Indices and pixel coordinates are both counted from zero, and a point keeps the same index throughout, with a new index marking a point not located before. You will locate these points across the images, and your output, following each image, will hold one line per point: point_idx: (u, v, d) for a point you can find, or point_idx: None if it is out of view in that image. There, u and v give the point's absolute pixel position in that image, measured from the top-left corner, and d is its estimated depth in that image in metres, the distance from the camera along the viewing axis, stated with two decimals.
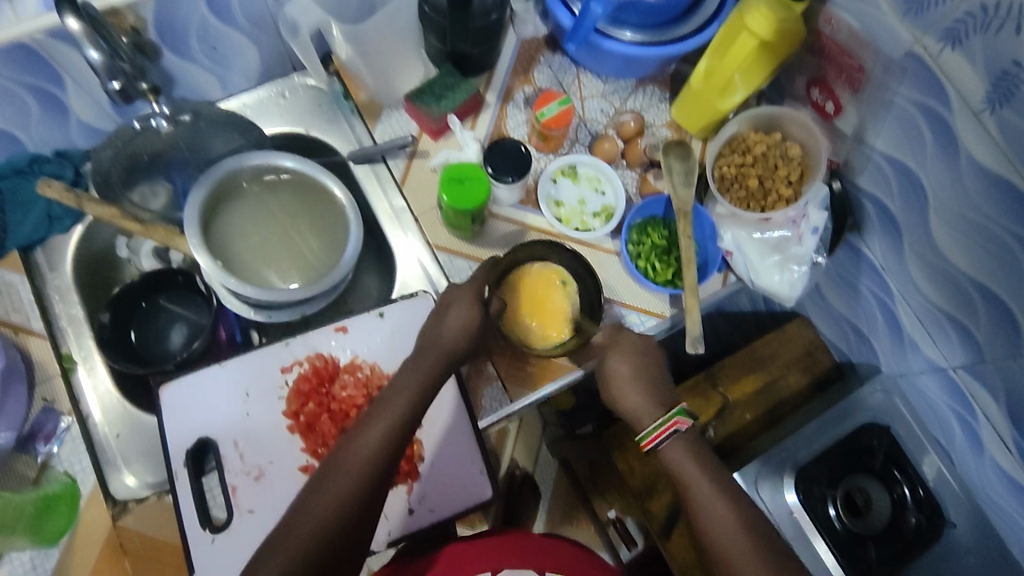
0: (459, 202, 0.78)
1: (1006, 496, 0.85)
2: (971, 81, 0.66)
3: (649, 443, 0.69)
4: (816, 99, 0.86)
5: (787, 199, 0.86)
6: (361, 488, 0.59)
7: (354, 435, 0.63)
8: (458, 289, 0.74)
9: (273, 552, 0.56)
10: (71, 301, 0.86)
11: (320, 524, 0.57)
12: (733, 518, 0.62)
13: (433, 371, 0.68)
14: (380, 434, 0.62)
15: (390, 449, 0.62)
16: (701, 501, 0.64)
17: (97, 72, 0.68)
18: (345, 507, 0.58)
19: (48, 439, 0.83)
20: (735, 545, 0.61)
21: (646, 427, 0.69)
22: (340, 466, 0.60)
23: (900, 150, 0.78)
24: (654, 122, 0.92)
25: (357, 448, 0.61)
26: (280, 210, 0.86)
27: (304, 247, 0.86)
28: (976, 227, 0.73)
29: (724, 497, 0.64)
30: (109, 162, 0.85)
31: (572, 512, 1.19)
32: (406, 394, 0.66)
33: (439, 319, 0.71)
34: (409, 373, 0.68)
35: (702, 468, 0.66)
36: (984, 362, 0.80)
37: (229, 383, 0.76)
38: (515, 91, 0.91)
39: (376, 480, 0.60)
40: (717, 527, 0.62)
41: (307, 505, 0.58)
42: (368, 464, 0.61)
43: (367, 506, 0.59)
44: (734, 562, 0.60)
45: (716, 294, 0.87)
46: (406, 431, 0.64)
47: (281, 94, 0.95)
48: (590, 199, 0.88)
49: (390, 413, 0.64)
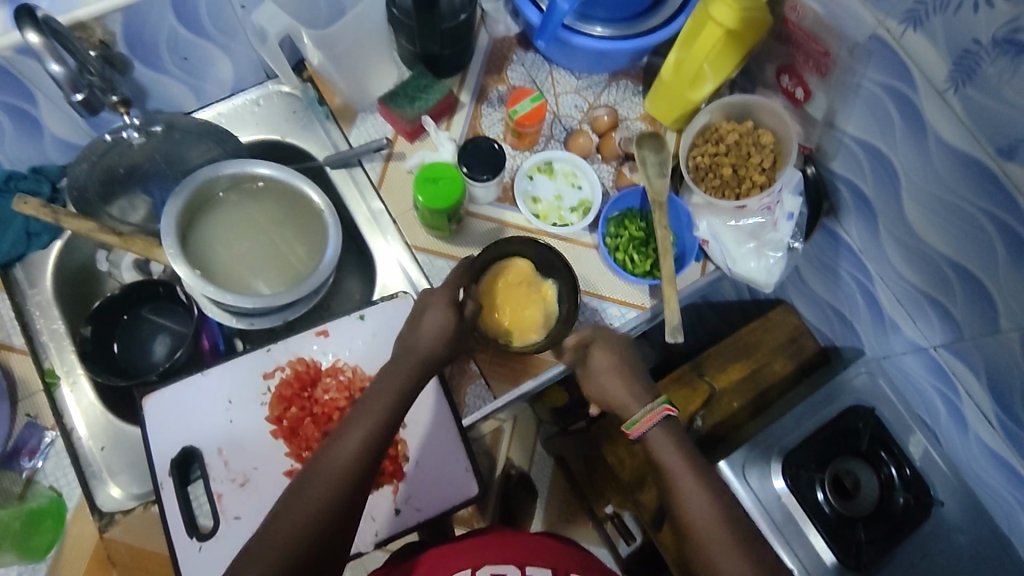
0: (433, 202, 0.78)
1: (992, 472, 0.86)
2: (933, 60, 0.67)
3: (636, 431, 0.68)
4: (786, 85, 0.86)
5: (761, 185, 0.86)
6: (339, 496, 0.59)
7: (333, 442, 0.62)
8: (434, 292, 0.73)
9: (251, 560, 0.56)
10: (52, 317, 0.86)
11: (299, 531, 0.57)
12: (711, 508, 0.62)
13: (412, 376, 0.68)
14: (359, 443, 0.62)
15: (368, 457, 0.62)
16: (686, 485, 0.64)
17: (61, 86, 0.69)
18: (323, 515, 0.58)
19: (32, 454, 0.81)
20: (712, 538, 0.61)
21: (634, 414, 0.69)
22: (319, 474, 0.60)
23: (871, 133, 0.78)
24: (628, 116, 0.92)
25: (336, 455, 0.61)
26: (262, 217, 0.86)
27: (288, 251, 0.87)
28: (949, 206, 0.73)
29: (709, 482, 0.64)
30: (85, 175, 0.85)
31: (570, 511, 1.23)
32: (386, 399, 0.65)
33: (416, 325, 0.71)
34: (386, 377, 0.67)
35: (686, 462, 0.65)
36: (962, 340, 0.80)
37: (212, 391, 0.76)
38: (489, 90, 0.92)
39: (354, 487, 0.60)
40: (697, 511, 0.63)
41: (285, 512, 0.58)
42: (346, 471, 0.60)
43: (345, 513, 0.59)
44: (713, 560, 0.60)
45: (696, 284, 0.88)
46: (385, 437, 0.64)
47: (256, 102, 0.95)
48: (567, 195, 0.88)
49: (370, 419, 0.64)
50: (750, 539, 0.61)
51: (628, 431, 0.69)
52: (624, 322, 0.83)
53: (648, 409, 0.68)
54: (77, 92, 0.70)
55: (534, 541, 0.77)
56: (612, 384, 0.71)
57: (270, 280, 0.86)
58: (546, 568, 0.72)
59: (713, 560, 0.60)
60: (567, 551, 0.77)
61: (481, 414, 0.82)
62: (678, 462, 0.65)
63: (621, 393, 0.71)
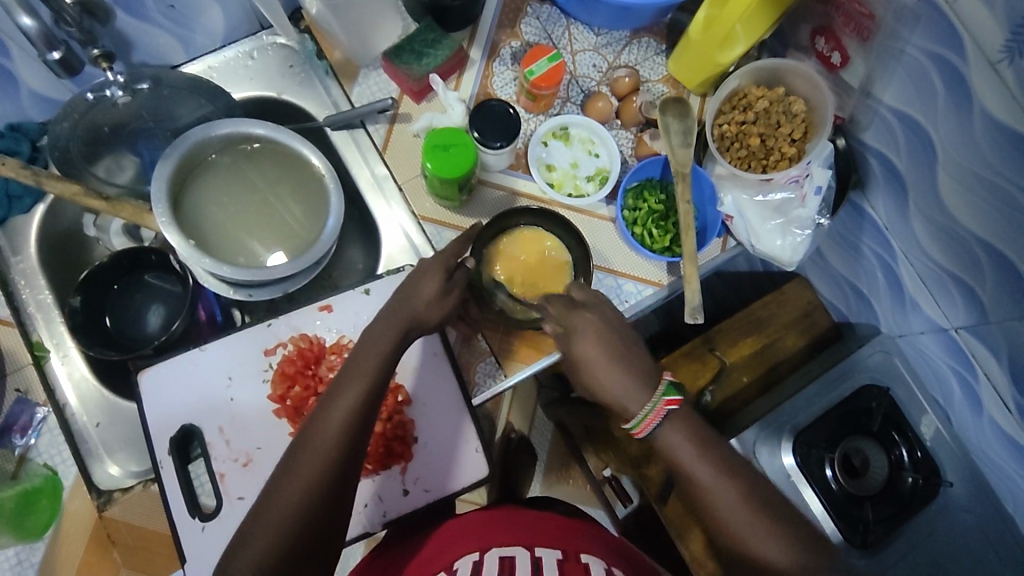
0: (443, 170, 0.73)
1: (1004, 454, 0.85)
2: (988, 28, 0.60)
3: (640, 430, 0.63)
4: (822, 48, 0.81)
5: (790, 158, 0.82)
6: (331, 471, 0.56)
7: (320, 412, 0.59)
8: (428, 260, 0.69)
9: (246, 541, 0.54)
10: (38, 286, 0.81)
11: (292, 511, 0.55)
12: (741, 501, 0.59)
13: (398, 337, 0.64)
14: (347, 413, 0.58)
15: (357, 426, 0.58)
16: (701, 481, 0.61)
17: (33, 42, 0.64)
18: (315, 490, 0.56)
19: (24, 431, 0.78)
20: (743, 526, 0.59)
21: (635, 415, 0.63)
22: (307, 445, 0.57)
23: (910, 104, 0.73)
24: (649, 78, 0.87)
25: (323, 428, 0.58)
26: (257, 178, 0.82)
27: (288, 215, 0.82)
28: (990, 186, 0.68)
29: (726, 473, 0.61)
30: (68, 135, 0.78)
31: (566, 468, 1.27)
32: (373, 359, 0.62)
33: (410, 291, 0.67)
34: (373, 340, 0.64)
35: (702, 451, 0.61)
36: (988, 323, 0.77)
37: (211, 367, 0.73)
38: (501, 46, 0.85)
39: (346, 458, 0.57)
40: (717, 502, 0.60)
41: (276, 491, 0.56)
42: (334, 445, 0.57)
43: (339, 486, 0.57)
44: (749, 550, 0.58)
45: (716, 260, 0.84)
46: (375, 405, 0.60)
47: (249, 55, 0.88)
48: (583, 162, 0.84)
49: (358, 382, 0.60)
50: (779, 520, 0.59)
51: (632, 431, 0.63)
52: (641, 300, 0.80)
53: (650, 407, 0.62)
54: (52, 49, 0.66)
55: (541, 526, 0.74)
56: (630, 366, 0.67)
57: (269, 246, 0.81)
58: (555, 547, 0.70)
59: (752, 552, 0.58)
60: (572, 530, 0.75)
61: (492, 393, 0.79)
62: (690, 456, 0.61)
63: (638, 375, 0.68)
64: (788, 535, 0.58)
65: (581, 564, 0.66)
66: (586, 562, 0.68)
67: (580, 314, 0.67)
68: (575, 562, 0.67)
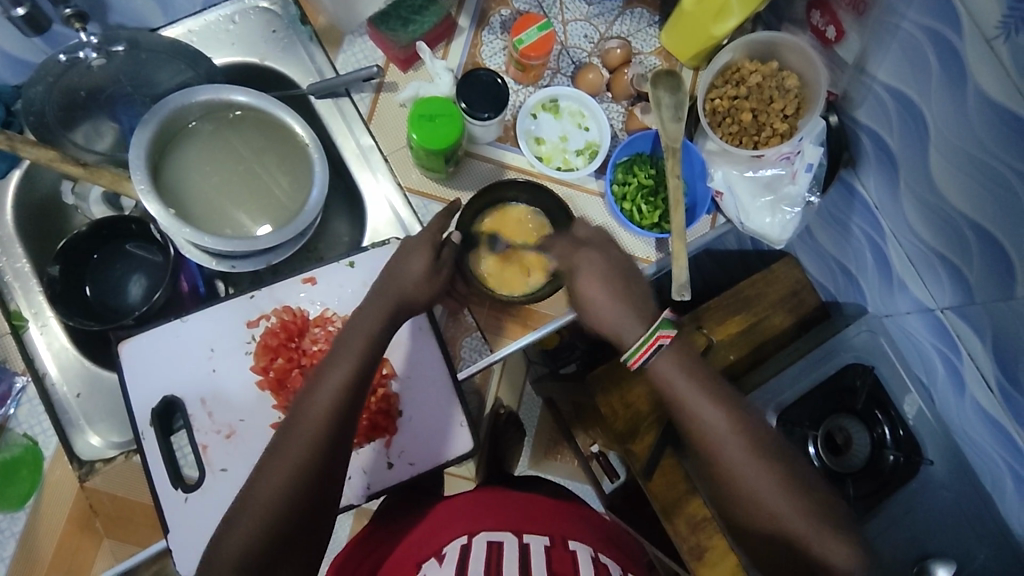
0: (429, 141, 0.71)
1: (985, 435, 0.84)
2: (985, 3, 0.59)
3: (635, 360, 0.64)
4: (817, 23, 0.79)
5: (782, 134, 0.82)
6: (320, 448, 0.57)
7: (311, 390, 0.59)
8: (414, 238, 0.68)
9: (239, 518, 0.55)
10: (15, 255, 0.79)
11: (283, 488, 0.55)
12: (732, 427, 0.63)
13: (386, 314, 0.64)
14: (335, 391, 0.58)
15: (346, 404, 0.58)
16: (695, 410, 0.64)
17: None
18: (302, 469, 0.56)
19: (2, 400, 0.76)
20: (736, 452, 0.62)
21: (631, 345, 0.64)
22: (298, 422, 0.57)
23: (903, 80, 0.72)
24: (642, 50, 0.85)
25: (313, 407, 0.58)
26: (245, 149, 0.80)
27: (273, 184, 0.81)
28: (978, 165, 0.68)
29: (717, 401, 0.64)
30: (42, 99, 0.76)
31: (556, 445, 1.31)
32: (362, 338, 0.62)
33: (396, 268, 0.67)
34: (362, 319, 0.63)
35: (694, 380, 0.64)
36: (973, 302, 0.76)
37: (193, 339, 0.72)
38: (491, 15, 0.83)
39: (336, 436, 0.58)
40: (712, 431, 0.63)
41: (266, 469, 0.56)
42: (323, 423, 0.57)
43: (329, 463, 0.57)
44: (743, 477, 0.62)
45: (705, 237, 0.84)
46: (364, 382, 0.60)
47: (231, 19, 0.84)
48: (573, 136, 0.82)
49: (348, 360, 0.60)
50: (773, 449, 0.63)
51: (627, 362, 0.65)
52: None
53: (646, 336, 0.64)
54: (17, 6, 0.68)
55: (528, 510, 0.75)
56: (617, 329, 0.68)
57: (256, 218, 0.80)
58: (543, 533, 0.71)
59: (741, 475, 0.62)
60: (559, 514, 0.76)
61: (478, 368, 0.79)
62: (685, 386, 0.64)
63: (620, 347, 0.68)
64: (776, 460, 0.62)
65: (568, 552, 0.68)
66: (574, 547, 0.70)
67: (584, 252, 0.68)
68: (563, 548, 0.69)
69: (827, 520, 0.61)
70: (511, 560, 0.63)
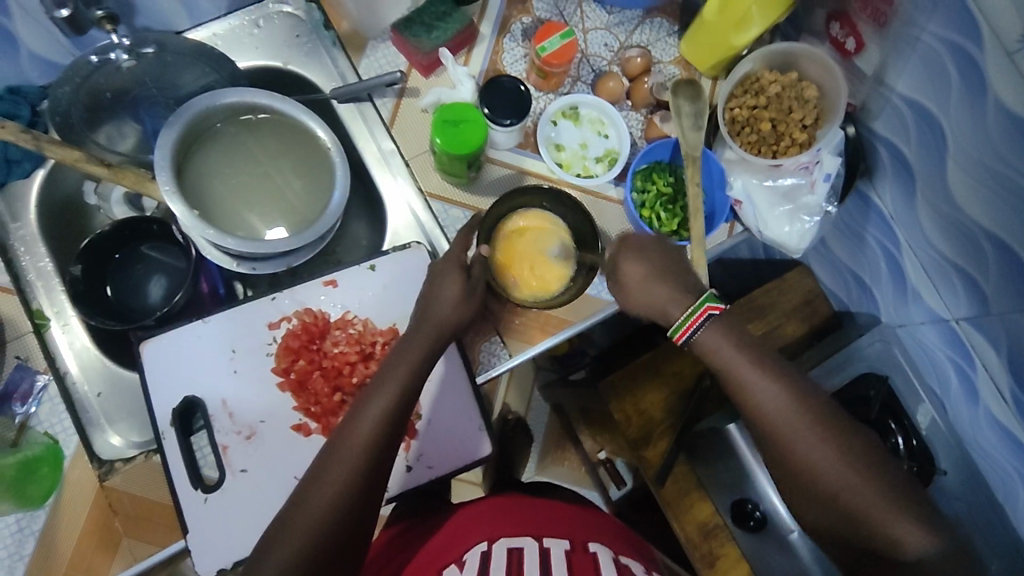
0: (454, 146, 0.72)
1: (997, 446, 0.83)
2: (1007, 17, 0.60)
3: (680, 337, 0.65)
4: (835, 35, 0.80)
5: (801, 143, 0.82)
6: (361, 474, 0.59)
7: (352, 417, 0.61)
8: (442, 263, 0.70)
9: (278, 541, 0.56)
10: (38, 254, 0.80)
11: (325, 513, 0.57)
12: (784, 398, 0.61)
13: (427, 347, 0.66)
14: (373, 423, 0.61)
15: (383, 438, 0.61)
16: (741, 384, 0.62)
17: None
18: (339, 501, 0.58)
19: (24, 399, 0.75)
20: (789, 427, 0.60)
21: (676, 320, 0.65)
22: (340, 448, 0.60)
23: (922, 92, 0.72)
24: (661, 59, 0.86)
25: (354, 435, 0.60)
26: (261, 152, 0.80)
27: (286, 188, 0.81)
28: (996, 176, 0.68)
29: (767, 373, 0.62)
30: (68, 100, 0.77)
31: (559, 450, 1.27)
32: (405, 367, 0.64)
33: (430, 299, 0.68)
34: (405, 347, 0.66)
35: (741, 351, 0.63)
36: (988, 314, 0.76)
37: (215, 340, 0.73)
38: (512, 22, 0.84)
39: (375, 462, 0.60)
40: (761, 405, 0.61)
41: (304, 497, 0.58)
42: (362, 456, 0.59)
43: (367, 488, 0.59)
44: (798, 454, 0.59)
45: (722, 245, 0.85)
46: (401, 416, 0.63)
47: (255, 23, 0.85)
48: (593, 143, 0.83)
49: (391, 386, 0.63)
50: (830, 420, 0.60)
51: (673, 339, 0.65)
52: None
53: (692, 311, 0.64)
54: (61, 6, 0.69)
55: (549, 517, 0.75)
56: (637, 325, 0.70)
57: (269, 223, 0.80)
58: (564, 539, 0.71)
59: (796, 451, 0.59)
60: (578, 520, 0.76)
61: (495, 373, 0.78)
62: (733, 356, 0.63)
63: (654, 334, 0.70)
64: (832, 433, 0.59)
65: (589, 555, 0.67)
66: (593, 550, 0.70)
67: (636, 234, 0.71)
68: (582, 551, 0.69)
69: (897, 497, 0.57)
70: (532, 565, 0.64)
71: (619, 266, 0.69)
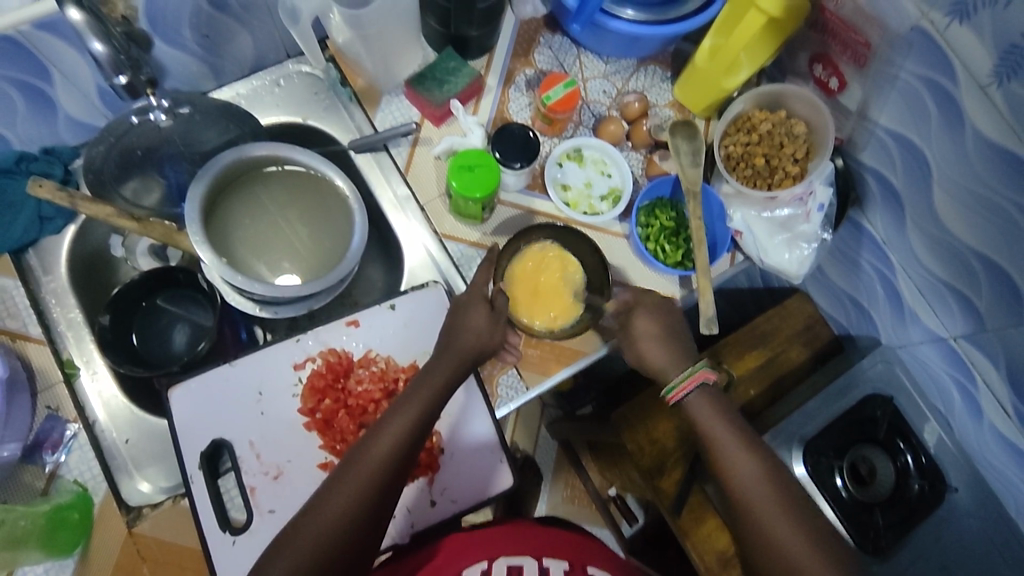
0: (470, 189, 0.76)
1: (1006, 461, 0.86)
2: (978, 55, 0.65)
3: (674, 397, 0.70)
4: (819, 74, 0.87)
5: (794, 176, 0.88)
6: (373, 492, 0.60)
7: (370, 437, 0.63)
8: (466, 295, 0.73)
9: (283, 549, 0.57)
10: (68, 305, 0.83)
11: (335, 524, 0.58)
12: (760, 475, 0.66)
13: (450, 373, 0.68)
14: (388, 446, 0.62)
15: (398, 459, 0.62)
16: (721, 452, 0.68)
17: (101, 66, 0.64)
18: (351, 514, 0.59)
19: (55, 447, 0.80)
20: (764, 502, 0.64)
21: (671, 380, 0.71)
22: (353, 466, 0.61)
23: (905, 125, 0.77)
24: (657, 102, 0.92)
25: (370, 453, 0.62)
26: (267, 198, 0.83)
27: (294, 238, 0.84)
28: (981, 201, 0.72)
29: (748, 452, 0.67)
30: (101, 157, 0.81)
31: (573, 493, 1.28)
32: (428, 390, 0.67)
33: (455, 327, 0.71)
34: (427, 375, 0.68)
35: (726, 425, 0.69)
36: (984, 331, 0.79)
37: (241, 382, 0.74)
38: (516, 73, 0.90)
39: (389, 481, 0.61)
40: (741, 477, 0.66)
41: (311, 513, 0.59)
42: (376, 475, 0.61)
43: (377, 507, 0.60)
44: (766, 530, 0.63)
45: (726, 273, 0.92)
46: (417, 437, 0.64)
47: (276, 82, 0.91)
48: (597, 182, 0.87)
49: (412, 409, 0.65)
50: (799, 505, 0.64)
51: (668, 396, 0.71)
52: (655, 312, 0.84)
53: (687, 374, 0.70)
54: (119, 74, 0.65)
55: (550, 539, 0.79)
56: (646, 352, 0.73)
57: (275, 269, 0.83)
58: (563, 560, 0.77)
59: (766, 520, 0.63)
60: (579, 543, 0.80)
61: (514, 405, 0.81)
62: (718, 428, 0.69)
63: (662, 360, 0.73)
64: (795, 513, 0.63)
65: None
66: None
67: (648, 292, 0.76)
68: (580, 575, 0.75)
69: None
70: None
71: (633, 315, 0.75)
